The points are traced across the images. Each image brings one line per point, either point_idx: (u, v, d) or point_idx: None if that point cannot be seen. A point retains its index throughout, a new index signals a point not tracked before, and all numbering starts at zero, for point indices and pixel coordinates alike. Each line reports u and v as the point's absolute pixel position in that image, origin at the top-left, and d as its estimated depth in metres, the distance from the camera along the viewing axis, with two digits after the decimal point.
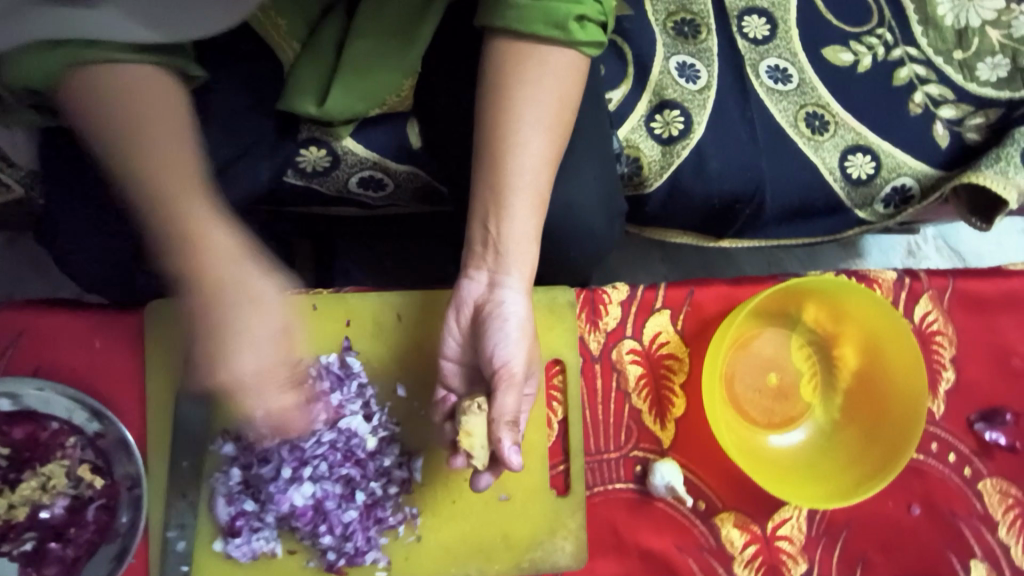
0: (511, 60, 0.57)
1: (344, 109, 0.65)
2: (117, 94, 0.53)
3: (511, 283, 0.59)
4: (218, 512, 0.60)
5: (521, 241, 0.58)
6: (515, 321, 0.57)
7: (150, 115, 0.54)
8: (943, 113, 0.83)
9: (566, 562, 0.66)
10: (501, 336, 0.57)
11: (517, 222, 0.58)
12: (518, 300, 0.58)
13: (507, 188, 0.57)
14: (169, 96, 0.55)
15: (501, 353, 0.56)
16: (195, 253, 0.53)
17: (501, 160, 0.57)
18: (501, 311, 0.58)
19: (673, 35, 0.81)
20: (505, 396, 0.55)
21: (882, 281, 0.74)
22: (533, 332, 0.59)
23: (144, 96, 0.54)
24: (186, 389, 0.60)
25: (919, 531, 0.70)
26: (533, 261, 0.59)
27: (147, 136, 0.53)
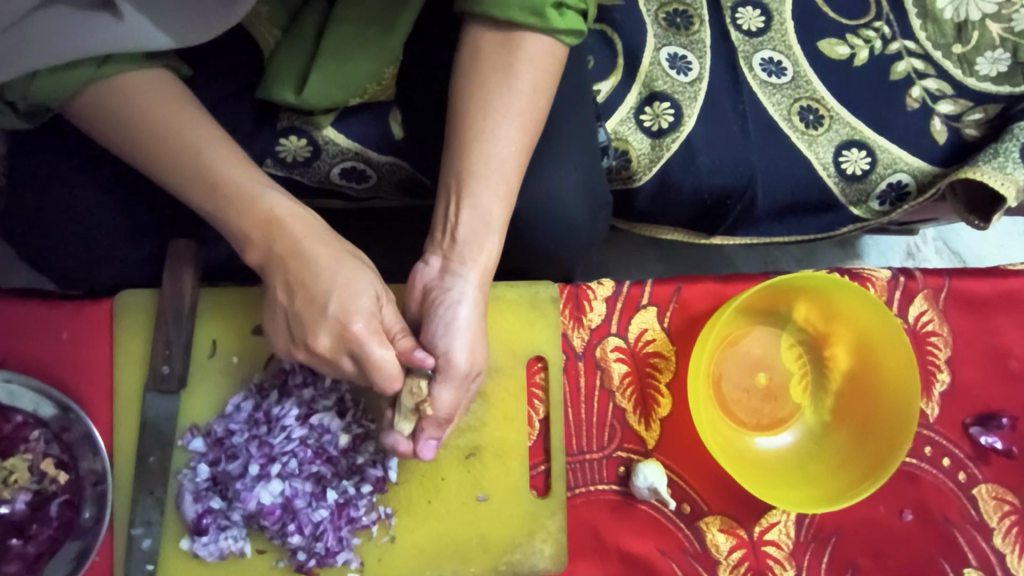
0: (485, 46, 0.55)
1: (321, 99, 0.62)
2: (130, 97, 0.50)
3: (461, 269, 0.56)
4: (185, 510, 0.58)
5: (483, 232, 0.56)
6: (466, 310, 0.56)
7: (164, 115, 0.51)
8: (942, 109, 0.81)
9: (546, 565, 0.64)
10: (445, 324, 0.55)
11: (478, 211, 0.56)
12: (473, 291, 0.56)
13: (471, 177, 0.55)
14: (178, 91, 0.52)
15: (443, 341, 0.55)
16: (281, 229, 0.52)
17: (468, 148, 0.55)
18: (449, 299, 0.56)
19: (665, 26, 0.79)
20: (443, 388, 0.54)
21: (876, 280, 0.71)
22: (482, 323, 0.57)
23: (154, 97, 0.51)
24: (154, 382, 0.58)
25: (911, 537, 0.68)
26: (493, 254, 0.57)
27: (191, 128, 0.51)
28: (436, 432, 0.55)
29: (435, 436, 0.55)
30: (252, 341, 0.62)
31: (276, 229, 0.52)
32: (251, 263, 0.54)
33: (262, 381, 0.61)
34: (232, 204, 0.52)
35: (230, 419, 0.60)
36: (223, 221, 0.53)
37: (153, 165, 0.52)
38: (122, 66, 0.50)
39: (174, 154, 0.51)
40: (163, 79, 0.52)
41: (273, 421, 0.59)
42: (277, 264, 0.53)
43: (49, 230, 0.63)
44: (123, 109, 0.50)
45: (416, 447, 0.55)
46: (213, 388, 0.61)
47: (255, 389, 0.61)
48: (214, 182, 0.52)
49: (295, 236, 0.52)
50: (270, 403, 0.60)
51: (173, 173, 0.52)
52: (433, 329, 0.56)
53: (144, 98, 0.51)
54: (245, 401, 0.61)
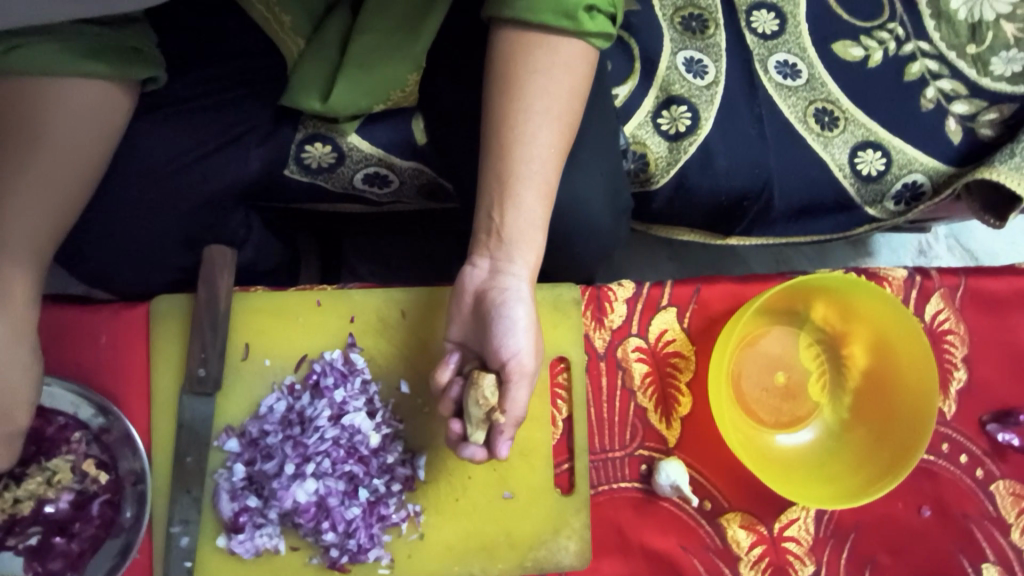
0: (520, 51, 0.56)
1: (347, 106, 0.64)
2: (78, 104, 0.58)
3: (512, 269, 0.57)
4: (222, 508, 0.60)
5: (529, 232, 0.57)
6: (522, 309, 0.56)
7: (71, 129, 0.58)
8: (956, 109, 0.81)
9: (570, 561, 0.65)
10: (508, 325, 0.55)
11: (524, 211, 0.57)
12: (526, 289, 0.57)
13: (514, 179, 0.57)
14: (92, 109, 0.59)
15: (509, 344, 0.55)
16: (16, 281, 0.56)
17: (510, 151, 0.57)
18: (505, 297, 0.56)
19: (680, 30, 0.80)
20: (516, 390, 0.55)
21: (892, 280, 0.72)
22: (536, 320, 0.58)
23: (90, 115, 0.59)
24: (191, 384, 0.60)
25: (930, 533, 0.69)
26: (538, 252, 0.58)
27: (57, 140, 0.58)
28: (511, 430, 0.55)
29: (511, 434, 0.55)
30: (284, 344, 0.64)
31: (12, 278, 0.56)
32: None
33: (294, 382, 0.63)
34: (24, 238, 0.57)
35: (265, 420, 0.62)
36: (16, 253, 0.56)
37: (13, 158, 0.56)
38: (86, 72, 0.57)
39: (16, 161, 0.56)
40: (90, 92, 0.58)
41: (307, 422, 0.61)
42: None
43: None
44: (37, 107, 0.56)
45: (493, 451, 0.55)
46: (246, 390, 0.63)
47: (288, 391, 0.63)
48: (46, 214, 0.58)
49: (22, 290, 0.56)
50: (303, 405, 0.62)
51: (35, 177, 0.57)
52: (491, 330, 0.56)
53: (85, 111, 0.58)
54: (278, 403, 0.62)
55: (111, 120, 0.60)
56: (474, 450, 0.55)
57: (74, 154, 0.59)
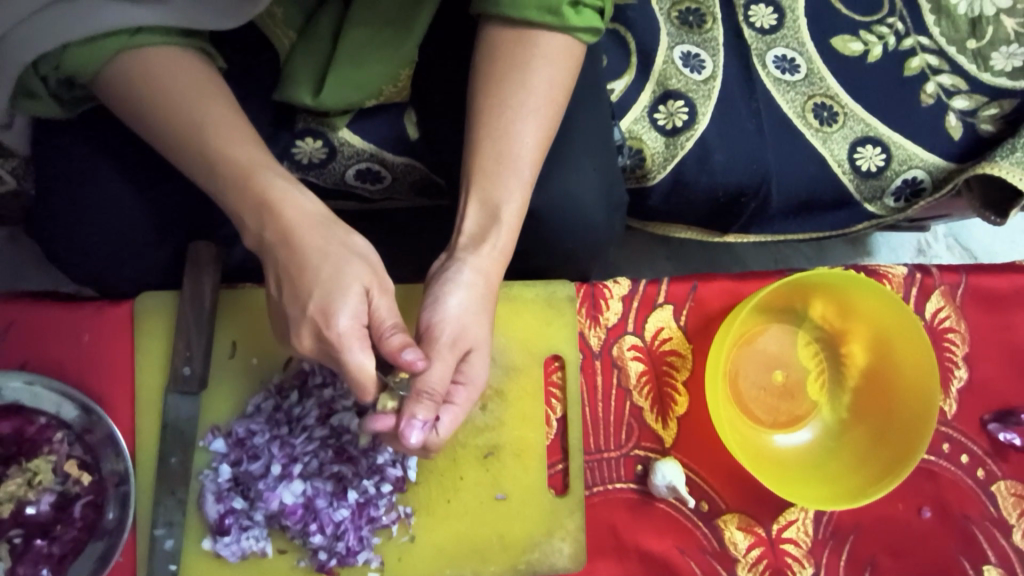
0: (501, 47, 0.56)
1: (338, 101, 0.63)
2: (169, 67, 0.52)
3: (461, 257, 0.56)
4: (207, 510, 0.59)
5: (491, 225, 0.56)
6: (459, 294, 0.54)
7: (169, 86, 0.51)
8: (956, 104, 0.80)
9: (565, 563, 0.64)
10: (438, 300, 0.54)
11: (483, 200, 0.56)
12: (469, 274, 0.55)
13: (477, 169, 0.56)
14: (203, 71, 0.53)
15: (431, 315, 0.54)
16: (273, 212, 0.51)
17: (480, 144, 0.56)
18: (444, 279, 0.55)
19: (677, 25, 0.79)
20: (434, 363, 0.52)
21: (892, 277, 0.71)
22: (482, 309, 0.55)
23: (177, 72, 0.52)
24: (176, 383, 0.59)
25: (930, 534, 0.68)
26: (499, 246, 0.56)
27: (165, 103, 0.51)
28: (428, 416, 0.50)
29: (423, 418, 0.50)
30: (269, 344, 0.62)
31: (269, 212, 0.51)
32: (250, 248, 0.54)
33: (282, 382, 0.62)
34: (224, 196, 0.53)
35: (251, 419, 0.60)
36: (228, 203, 0.53)
37: (167, 132, 0.52)
38: (153, 37, 0.51)
39: (189, 125, 0.51)
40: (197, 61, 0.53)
41: (295, 422, 0.60)
42: (290, 269, 0.52)
43: (73, 230, 0.63)
44: (141, 79, 0.51)
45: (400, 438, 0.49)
46: (232, 390, 0.61)
47: (275, 390, 0.61)
48: (246, 176, 0.51)
49: (288, 222, 0.51)
50: (290, 404, 0.61)
51: (163, 130, 0.52)
52: (426, 312, 0.54)
53: (181, 71, 0.52)
54: (265, 402, 0.61)
55: (204, 71, 0.53)
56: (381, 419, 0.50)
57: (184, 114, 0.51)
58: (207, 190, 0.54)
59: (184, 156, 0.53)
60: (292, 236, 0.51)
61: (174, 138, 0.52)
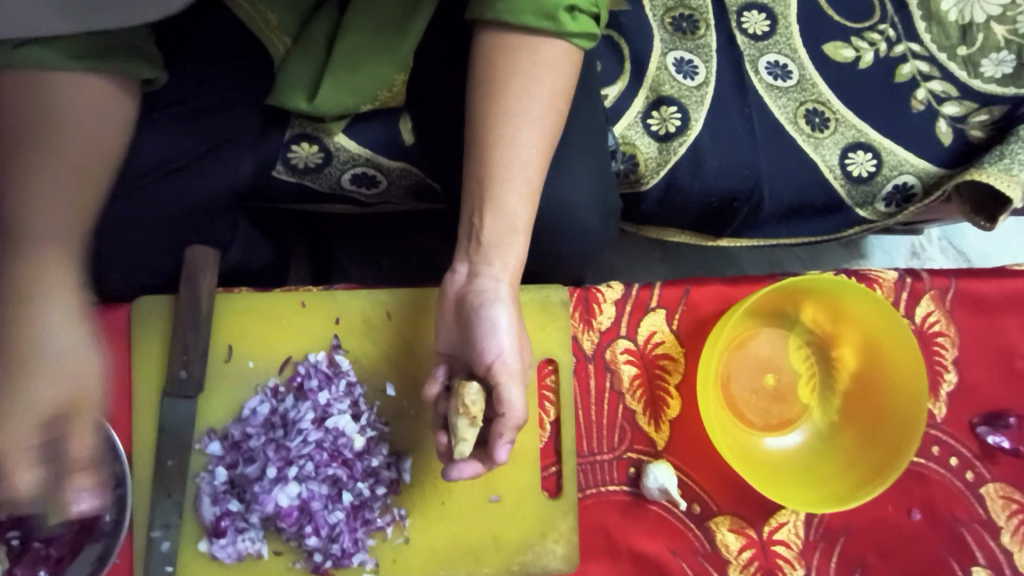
0: (501, 53, 0.56)
1: (333, 105, 0.64)
2: (64, 99, 0.53)
3: (491, 271, 0.57)
4: (203, 512, 0.59)
5: (510, 234, 0.57)
6: (505, 310, 0.56)
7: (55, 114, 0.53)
8: (947, 110, 0.81)
9: (558, 565, 0.64)
10: (490, 326, 0.55)
11: (505, 212, 0.57)
12: (505, 290, 0.57)
13: (494, 181, 0.56)
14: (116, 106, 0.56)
15: (492, 345, 0.54)
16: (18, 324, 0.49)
17: (490, 153, 0.56)
18: (486, 299, 0.56)
19: (671, 31, 0.80)
20: (511, 388, 0.54)
21: (883, 282, 0.72)
22: (520, 322, 0.57)
23: (68, 106, 0.53)
24: (173, 387, 0.59)
25: (919, 536, 0.69)
26: (520, 255, 0.57)
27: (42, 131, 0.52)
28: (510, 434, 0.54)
29: (510, 438, 0.54)
30: (266, 348, 0.63)
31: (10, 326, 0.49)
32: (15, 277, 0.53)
33: (278, 384, 0.63)
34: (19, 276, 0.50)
35: (247, 422, 0.61)
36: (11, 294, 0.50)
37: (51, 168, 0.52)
38: (40, 57, 0.51)
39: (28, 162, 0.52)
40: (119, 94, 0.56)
41: (289, 425, 0.61)
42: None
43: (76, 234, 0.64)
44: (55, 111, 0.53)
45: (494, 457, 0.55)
46: (228, 393, 0.62)
47: (272, 393, 0.62)
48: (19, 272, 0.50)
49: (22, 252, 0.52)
50: (286, 407, 0.61)
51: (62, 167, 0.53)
52: (476, 331, 0.55)
53: (71, 106, 0.53)
54: (262, 405, 0.62)
55: (101, 119, 0.55)
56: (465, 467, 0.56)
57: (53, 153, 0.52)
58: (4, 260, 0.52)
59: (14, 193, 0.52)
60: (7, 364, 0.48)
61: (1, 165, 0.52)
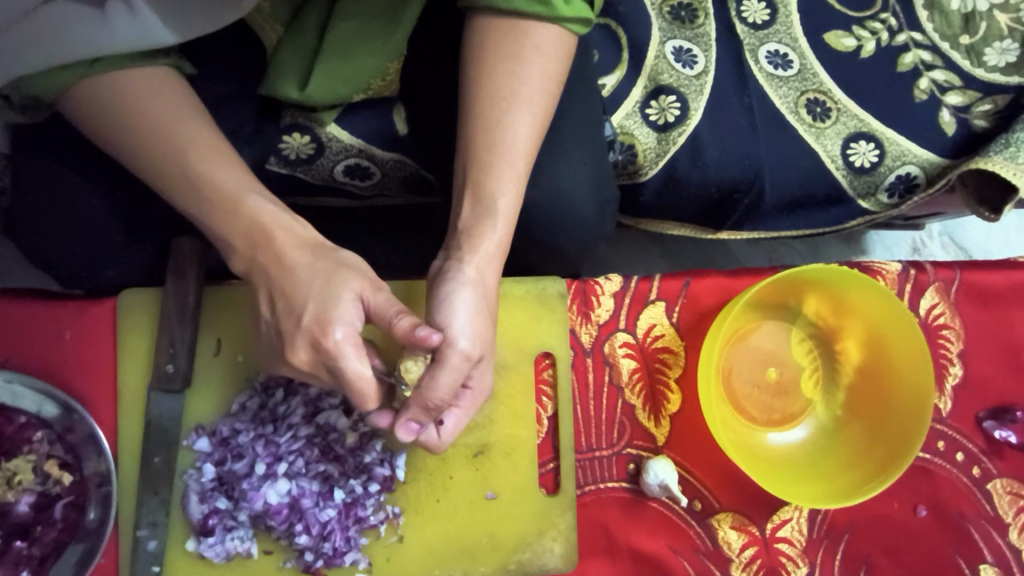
0: (490, 37, 0.55)
1: (325, 95, 0.62)
2: (131, 94, 0.50)
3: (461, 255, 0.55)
4: (190, 511, 0.58)
5: (487, 219, 0.55)
6: (467, 293, 0.53)
7: (135, 104, 0.50)
8: (950, 100, 0.80)
9: (556, 563, 0.63)
10: (446, 304, 0.53)
11: (488, 198, 0.55)
12: (471, 272, 0.54)
13: (478, 166, 0.55)
14: (180, 92, 0.52)
15: (442, 321, 0.53)
16: (263, 234, 0.51)
17: (477, 139, 0.55)
18: (450, 281, 0.54)
19: (669, 20, 0.78)
20: (441, 371, 0.51)
21: (886, 273, 0.71)
22: (486, 309, 0.55)
23: (147, 94, 0.50)
24: (159, 381, 0.58)
25: (925, 533, 0.67)
26: (499, 242, 0.55)
27: (131, 128, 0.50)
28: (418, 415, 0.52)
29: (415, 419, 0.53)
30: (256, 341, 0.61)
31: (261, 236, 0.51)
32: (235, 271, 0.53)
33: (268, 379, 0.61)
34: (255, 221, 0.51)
35: (236, 418, 0.59)
36: (217, 230, 0.52)
37: (142, 165, 0.51)
38: (112, 65, 0.49)
39: (172, 145, 0.50)
40: (178, 83, 0.52)
41: (280, 420, 0.59)
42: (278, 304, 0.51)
43: (70, 225, 0.62)
44: (116, 102, 0.50)
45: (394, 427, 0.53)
46: (217, 389, 0.60)
47: (261, 388, 0.60)
48: (200, 187, 0.50)
49: (279, 243, 0.51)
50: (276, 402, 0.60)
51: (151, 162, 0.50)
52: (432, 313, 0.54)
53: (143, 97, 0.50)
54: (250, 400, 0.60)
55: (181, 96, 0.52)
56: (382, 416, 0.54)
57: (151, 141, 0.50)
58: (195, 218, 0.52)
59: (171, 184, 0.51)
60: (264, 265, 0.51)
61: (160, 160, 0.50)
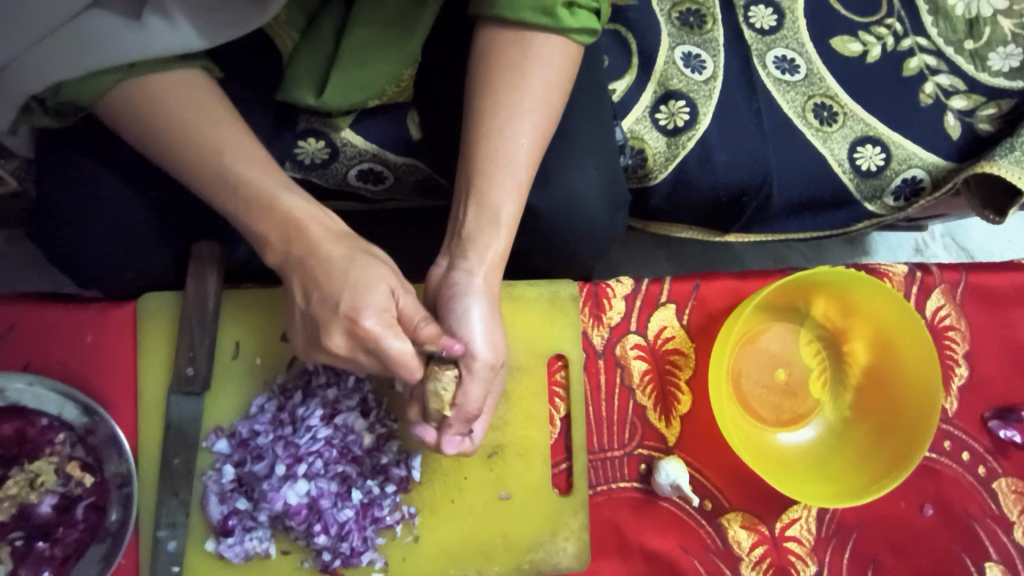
0: (496, 48, 0.56)
1: (340, 100, 0.63)
2: (167, 94, 0.51)
3: (467, 265, 0.56)
4: (210, 512, 0.58)
5: (489, 228, 0.56)
6: (477, 303, 0.54)
7: (172, 103, 0.51)
8: (955, 104, 0.81)
9: (569, 563, 0.64)
10: (460, 316, 0.54)
11: (491, 207, 0.56)
12: (478, 282, 0.55)
13: (481, 176, 0.56)
14: (214, 93, 0.53)
15: (458, 334, 0.54)
16: (298, 230, 0.51)
17: (482, 148, 0.56)
18: (460, 291, 0.55)
19: (678, 25, 0.79)
20: (470, 383, 0.53)
21: (893, 275, 0.72)
22: (496, 319, 0.55)
23: (183, 95, 0.51)
24: (179, 384, 0.58)
25: (932, 531, 0.68)
26: (499, 251, 0.56)
27: (167, 127, 0.51)
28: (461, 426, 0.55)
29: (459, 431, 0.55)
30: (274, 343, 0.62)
31: (297, 232, 0.51)
32: (271, 266, 0.54)
33: (285, 382, 0.62)
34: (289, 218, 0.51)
35: (255, 420, 0.60)
36: (252, 227, 0.52)
37: (182, 165, 0.52)
38: (150, 67, 0.50)
39: (207, 142, 0.51)
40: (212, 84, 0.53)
41: (298, 422, 0.60)
42: (314, 297, 0.52)
43: (89, 229, 0.62)
44: (152, 102, 0.51)
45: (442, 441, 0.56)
46: (236, 391, 0.61)
47: (279, 390, 0.61)
48: (236, 184, 0.51)
49: (313, 239, 0.51)
50: (294, 404, 0.60)
51: (186, 160, 0.51)
52: (448, 323, 0.55)
53: (178, 98, 0.51)
54: (269, 402, 0.61)
55: (216, 96, 0.53)
56: (427, 431, 0.56)
57: (188, 139, 0.51)
58: (231, 214, 0.53)
59: (205, 181, 0.52)
60: (300, 260, 0.52)
61: (194, 158, 0.51)
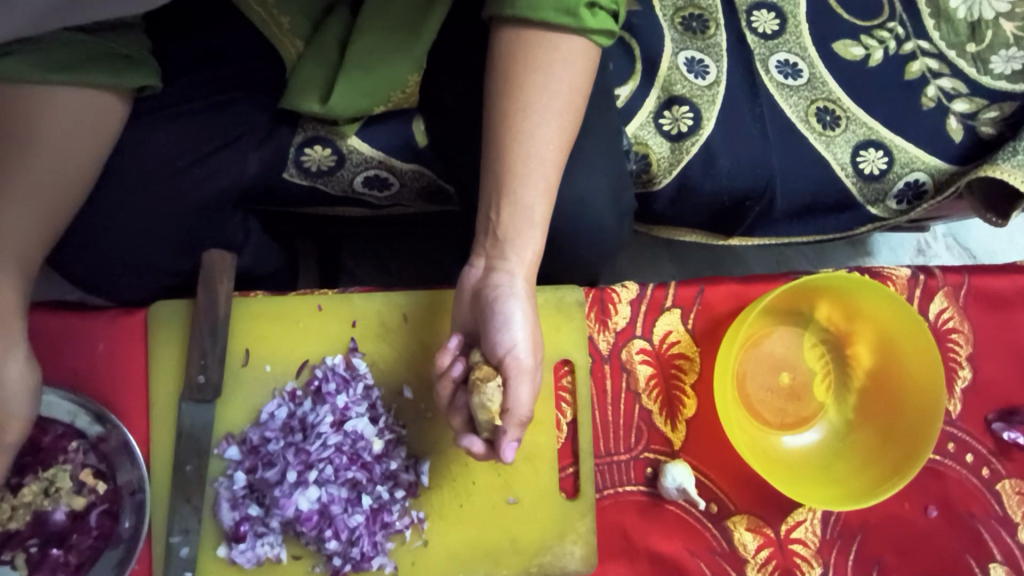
0: (519, 49, 0.55)
1: (347, 107, 0.63)
2: (66, 111, 0.56)
3: (507, 266, 0.57)
4: (222, 518, 0.59)
5: (525, 228, 0.57)
6: (519, 304, 0.55)
7: (66, 130, 0.56)
8: (957, 107, 0.81)
9: (577, 566, 0.64)
10: (503, 320, 0.54)
11: (524, 208, 0.57)
12: (518, 283, 0.56)
13: (513, 177, 0.56)
14: (98, 120, 0.59)
15: (504, 339, 0.54)
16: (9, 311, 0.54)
17: (510, 150, 0.56)
18: (500, 293, 0.55)
19: (681, 31, 0.80)
20: (519, 385, 0.53)
21: (896, 278, 0.72)
22: (536, 319, 0.57)
23: (72, 117, 0.57)
24: (190, 392, 0.59)
25: (936, 533, 0.69)
26: (535, 249, 0.57)
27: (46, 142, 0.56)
28: (516, 430, 0.54)
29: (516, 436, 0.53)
30: (284, 349, 0.63)
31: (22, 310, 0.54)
32: None
33: (295, 388, 0.63)
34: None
35: (266, 427, 0.61)
36: None
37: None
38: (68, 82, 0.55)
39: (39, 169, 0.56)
40: (105, 108, 0.59)
41: (309, 429, 0.60)
42: None
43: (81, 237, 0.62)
44: (45, 112, 0.55)
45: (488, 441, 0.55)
46: (247, 399, 0.62)
47: (289, 397, 0.62)
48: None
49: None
50: (305, 411, 0.61)
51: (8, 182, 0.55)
52: (490, 323, 0.55)
53: (72, 116, 0.57)
54: (280, 409, 0.61)
55: (98, 129, 0.59)
56: (475, 443, 0.55)
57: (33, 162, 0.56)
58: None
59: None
60: None
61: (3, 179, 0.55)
